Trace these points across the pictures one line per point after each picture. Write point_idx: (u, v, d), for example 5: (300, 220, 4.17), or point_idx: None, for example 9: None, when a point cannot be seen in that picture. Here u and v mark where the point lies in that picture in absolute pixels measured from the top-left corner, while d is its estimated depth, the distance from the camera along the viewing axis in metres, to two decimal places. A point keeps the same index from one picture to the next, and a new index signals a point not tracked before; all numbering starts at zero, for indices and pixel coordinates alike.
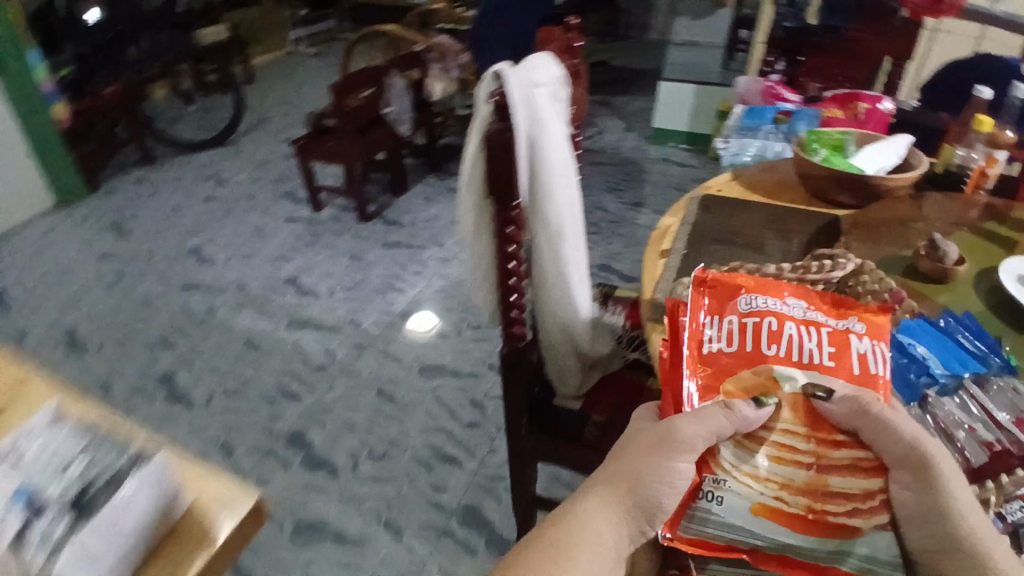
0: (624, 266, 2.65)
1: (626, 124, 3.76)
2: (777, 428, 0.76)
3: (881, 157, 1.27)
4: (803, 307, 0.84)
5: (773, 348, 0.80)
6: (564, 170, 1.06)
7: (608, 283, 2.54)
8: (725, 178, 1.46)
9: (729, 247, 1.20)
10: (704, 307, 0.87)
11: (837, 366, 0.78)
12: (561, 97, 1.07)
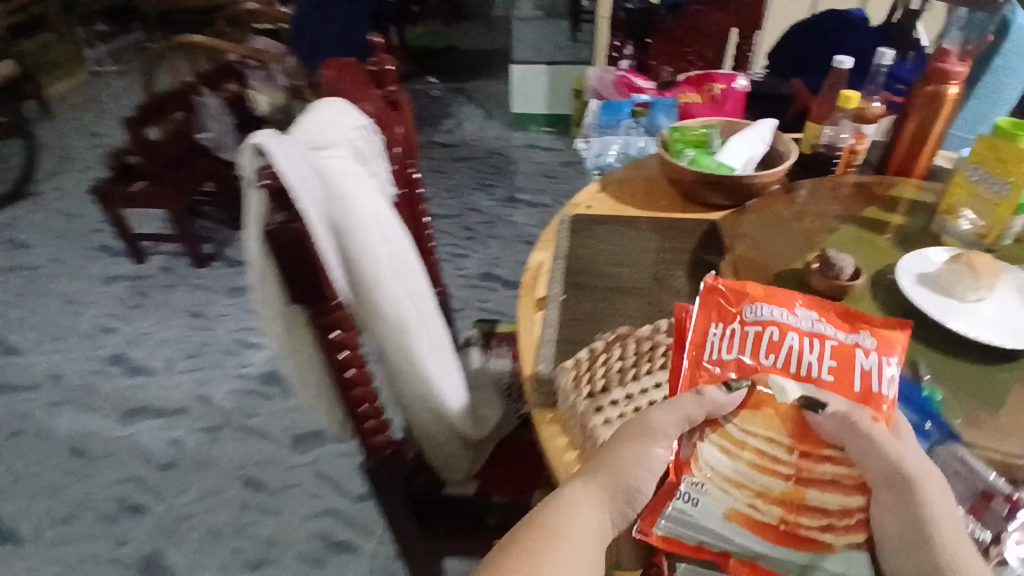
0: (506, 270, 2.48)
1: (486, 112, 3.57)
2: (760, 435, 0.67)
3: (748, 148, 1.19)
4: (814, 320, 0.69)
5: (773, 359, 0.68)
6: (391, 241, 0.79)
7: (489, 294, 2.36)
8: (594, 191, 1.30)
9: (611, 284, 1.03)
10: (711, 312, 0.73)
11: (837, 382, 0.66)
12: (358, 147, 0.79)
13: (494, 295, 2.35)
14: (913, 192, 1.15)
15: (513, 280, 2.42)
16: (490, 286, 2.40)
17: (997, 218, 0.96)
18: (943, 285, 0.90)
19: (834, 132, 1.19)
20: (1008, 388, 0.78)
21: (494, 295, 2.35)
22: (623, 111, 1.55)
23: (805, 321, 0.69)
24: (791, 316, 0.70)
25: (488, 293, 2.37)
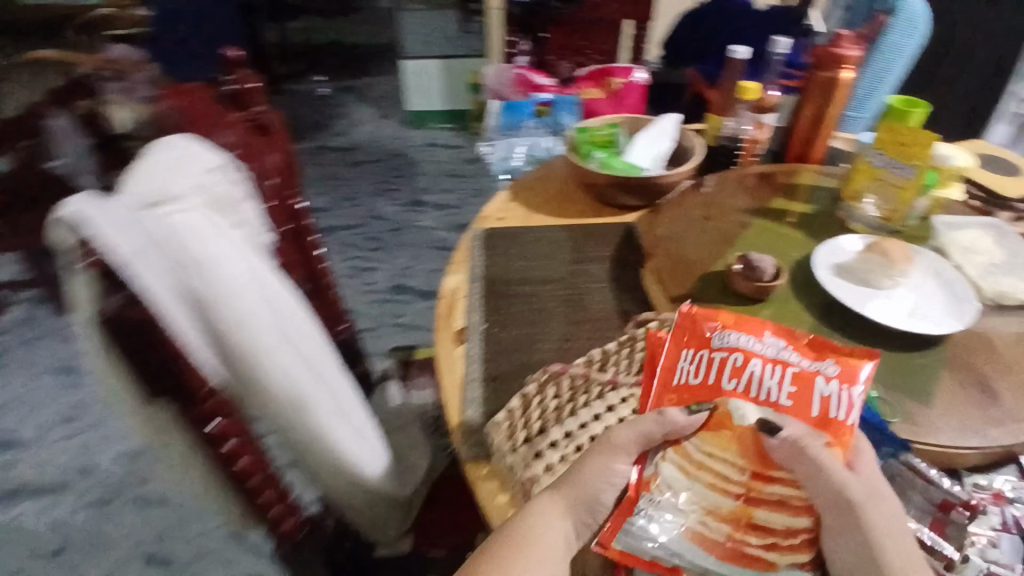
0: (418, 280, 2.33)
1: (379, 110, 3.36)
2: (713, 453, 0.62)
3: (655, 146, 1.17)
4: (782, 345, 0.65)
5: (735, 382, 0.64)
6: (273, 300, 0.68)
7: (403, 308, 2.22)
8: (503, 201, 1.22)
9: (533, 305, 0.95)
10: (683, 337, 0.69)
11: (796, 406, 0.61)
12: (208, 198, 0.65)
13: (409, 309, 2.21)
14: (813, 179, 1.16)
15: (427, 290, 2.29)
16: (404, 299, 2.25)
17: (904, 201, 0.98)
18: (858, 277, 0.90)
19: (735, 124, 1.18)
20: (934, 375, 0.78)
21: (409, 308, 2.21)
22: (524, 112, 1.53)
23: (770, 347, 0.65)
24: (759, 342, 0.65)
25: (402, 307, 2.22)
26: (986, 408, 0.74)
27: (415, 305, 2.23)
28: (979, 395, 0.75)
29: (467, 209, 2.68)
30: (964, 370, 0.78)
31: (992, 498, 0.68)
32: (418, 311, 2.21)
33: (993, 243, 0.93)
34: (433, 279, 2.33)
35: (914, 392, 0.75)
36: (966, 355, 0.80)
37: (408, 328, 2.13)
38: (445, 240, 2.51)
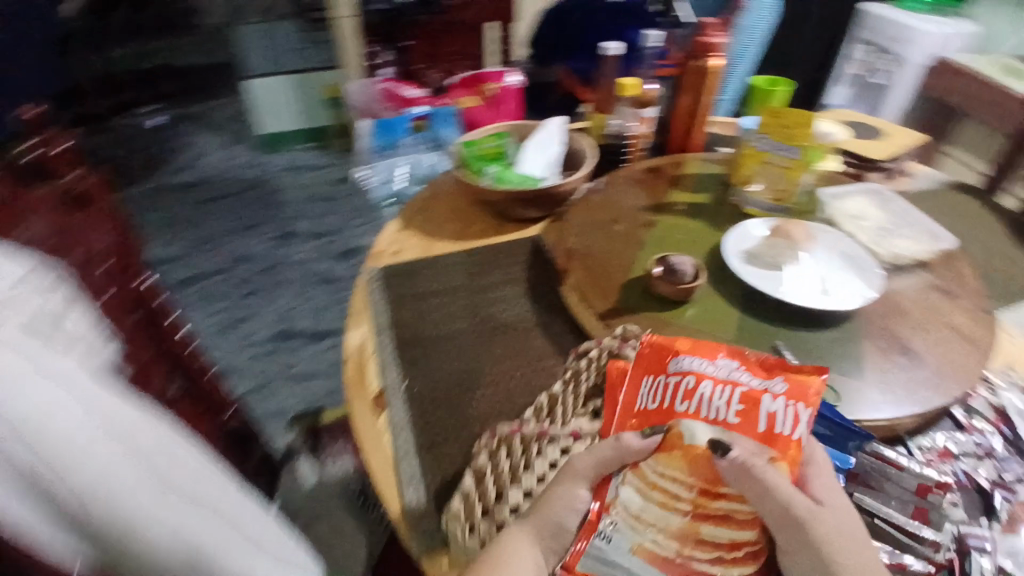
0: (307, 320, 2.10)
1: (226, 136, 3.00)
2: (663, 472, 0.56)
3: (545, 154, 1.11)
4: (736, 366, 0.61)
5: (684, 404, 0.59)
6: (159, 459, 0.52)
7: (295, 356, 1.99)
8: (394, 231, 1.11)
9: (453, 347, 0.86)
10: (645, 362, 0.65)
11: (744, 424, 0.56)
12: (14, 320, 0.47)
13: (303, 355, 1.98)
14: (702, 167, 1.16)
15: (319, 329, 2.07)
16: (296, 345, 2.02)
17: (793, 180, 0.97)
18: (767, 261, 0.88)
19: (618, 120, 1.15)
20: (865, 348, 0.78)
21: (302, 355, 1.99)
22: (401, 129, 1.43)
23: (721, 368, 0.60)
24: (713, 363, 0.61)
25: (294, 355, 1.99)
26: (914, 370, 0.74)
27: (309, 350, 2.00)
28: (904, 358, 0.76)
29: (346, 232, 2.46)
30: (890, 339, 0.79)
31: (940, 459, 0.68)
32: (313, 355, 1.98)
33: (874, 209, 0.98)
34: (323, 317, 2.11)
35: (851, 372, 0.74)
36: (881, 320, 0.81)
37: (306, 377, 1.91)
38: (329, 271, 2.29)
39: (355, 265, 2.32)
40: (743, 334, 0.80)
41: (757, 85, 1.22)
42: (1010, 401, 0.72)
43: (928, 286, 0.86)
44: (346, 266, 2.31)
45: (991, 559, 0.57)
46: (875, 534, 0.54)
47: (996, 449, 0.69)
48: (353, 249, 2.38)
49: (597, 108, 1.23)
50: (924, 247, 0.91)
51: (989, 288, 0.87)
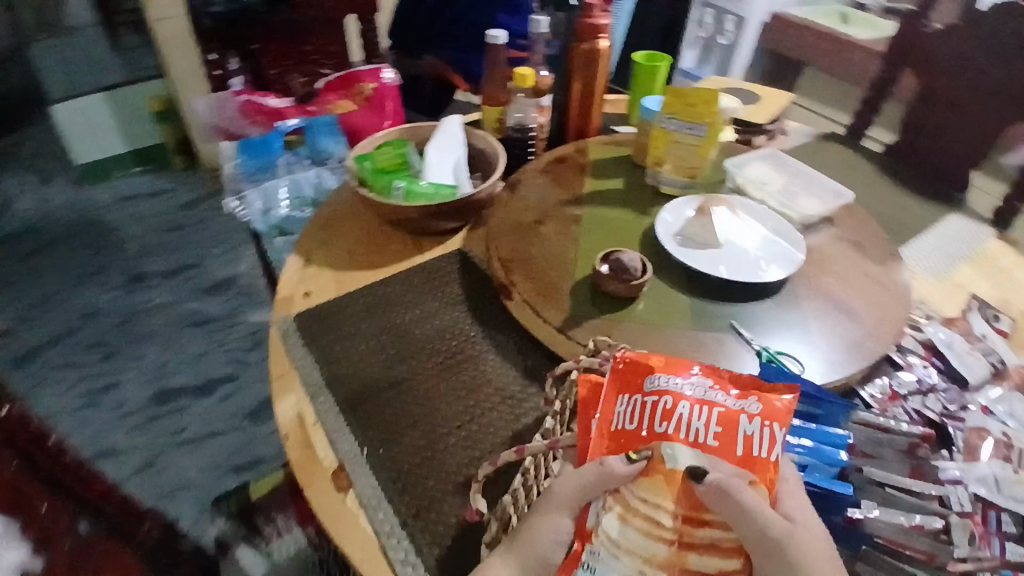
0: (186, 374, 1.83)
1: (30, 171, 2.49)
2: (645, 498, 0.50)
3: (448, 157, 1.01)
4: (712, 383, 0.54)
5: (663, 425, 0.51)
6: None
7: (181, 418, 1.72)
8: (296, 269, 0.97)
9: (406, 391, 0.77)
10: (618, 376, 0.56)
11: (722, 449, 0.50)
12: None
13: (191, 415, 1.72)
14: (608, 150, 1.15)
15: (203, 381, 1.81)
16: (180, 405, 1.75)
17: (704, 155, 0.97)
18: (699, 242, 0.88)
19: (518, 114, 1.10)
20: (806, 308, 0.81)
21: (189, 414, 1.73)
22: (275, 146, 1.25)
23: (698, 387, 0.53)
24: (690, 379, 0.54)
25: (180, 417, 1.72)
26: (853, 325, 0.79)
27: (197, 407, 1.75)
28: (841, 314, 0.80)
29: (210, 263, 2.17)
30: (823, 296, 0.83)
31: (891, 402, 0.72)
32: (203, 412, 1.73)
33: (773, 171, 1.02)
34: (205, 365, 1.85)
35: (803, 338, 0.77)
36: (813, 280, 0.85)
37: (201, 439, 1.67)
38: (200, 312, 2.01)
39: (229, 299, 2.05)
40: (699, 319, 0.79)
41: (637, 63, 1.22)
42: (933, 335, 0.79)
43: (838, 240, 0.93)
44: (219, 301, 2.04)
45: (966, 489, 0.60)
46: (888, 501, 0.56)
47: (935, 382, 0.74)
48: (223, 281, 2.10)
49: (485, 100, 1.15)
50: (831, 203, 0.95)
51: (884, 233, 0.96)
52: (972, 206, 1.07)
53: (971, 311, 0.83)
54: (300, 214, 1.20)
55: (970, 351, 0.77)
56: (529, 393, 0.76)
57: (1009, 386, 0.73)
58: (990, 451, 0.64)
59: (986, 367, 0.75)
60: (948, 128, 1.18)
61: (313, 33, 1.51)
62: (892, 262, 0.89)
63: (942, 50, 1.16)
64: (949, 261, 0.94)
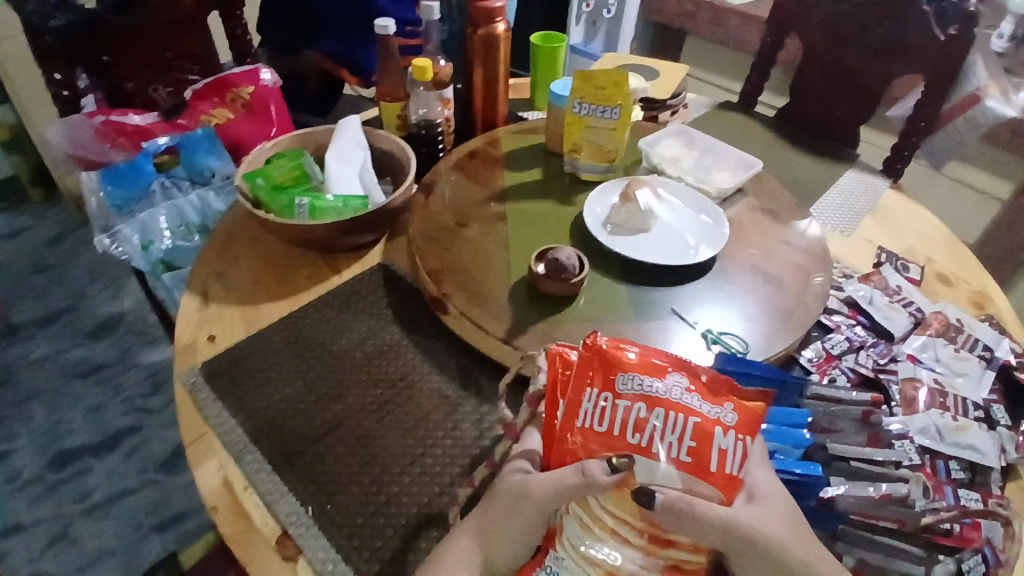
0: (81, 433, 1.60)
1: None
2: (613, 512, 0.48)
3: (350, 166, 0.92)
4: (685, 382, 0.50)
5: (634, 436, 0.48)
6: None
7: (82, 483, 1.51)
8: (194, 310, 0.85)
9: (344, 433, 0.69)
10: (586, 370, 0.51)
11: (692, 463, 0.47)
12: None
13: (95, 477, 1.51)
14: (520, 140, 1.10)
15: (103, 437, 1.59)
16: (79, 469, 1.53)
17: (618, 139, 0.95)
18: (629, 229, 0.87)
19: (422, 108, 1.02)
20: (737, 281, 0.82)
21: (91, 477, 1.52)
22: (145, 170, 1.10)
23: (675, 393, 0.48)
24: (664, 378, 0.50)
25: (81, 482, 1.51)
26: (783, 293, 0.80)
27: (100, 467, 1.53)
28: (771, 285, 0.82)
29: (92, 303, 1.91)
30: (746, 264, 0.85)
31: (828, 364, 0.76)
32: (110, 471, 1.53)
33: (685, 147, 1.02)
34: (101, 420, 1.62)
35: (741, 315, 0.77)
36: (738, 251, 0.87)
37: (113, 501, 1.47)
38: (85, 360, 1.76)
39: (119, 342, 1.82)
40: (639, 308, 0.78)
41: (536, 44, 1.18)
42: (855, 293, 0.84)
43: (756, 209, 0.95)
44: (106, 346, 1.80)
45: (915, 443, 0.66)
46: (854, 474, 0.60)
47: (864, 338, 0.79)
48: (108, 321, 1.86)
49: (380, 96, 1.05)
50: (743, 173, 0.97)
51: (793, 197, 1.00)
52: (862, 161, 1.14)
53: (884, 265, 0.90)
54: (185, 244, 1.07)
55: (891, 304, 0.83)
56: (482, 413, 0.71)
57: (930, 333, 0.79)
58: (928, 403, 0.70)
59: (907, 318, 0.81)
60: (832, 89, 1.25)
61: (172, 34, 1.33)
62: (805, 225, 0.92)
63: (824, 14, 1.21)
64: (851, 219, 1.00)
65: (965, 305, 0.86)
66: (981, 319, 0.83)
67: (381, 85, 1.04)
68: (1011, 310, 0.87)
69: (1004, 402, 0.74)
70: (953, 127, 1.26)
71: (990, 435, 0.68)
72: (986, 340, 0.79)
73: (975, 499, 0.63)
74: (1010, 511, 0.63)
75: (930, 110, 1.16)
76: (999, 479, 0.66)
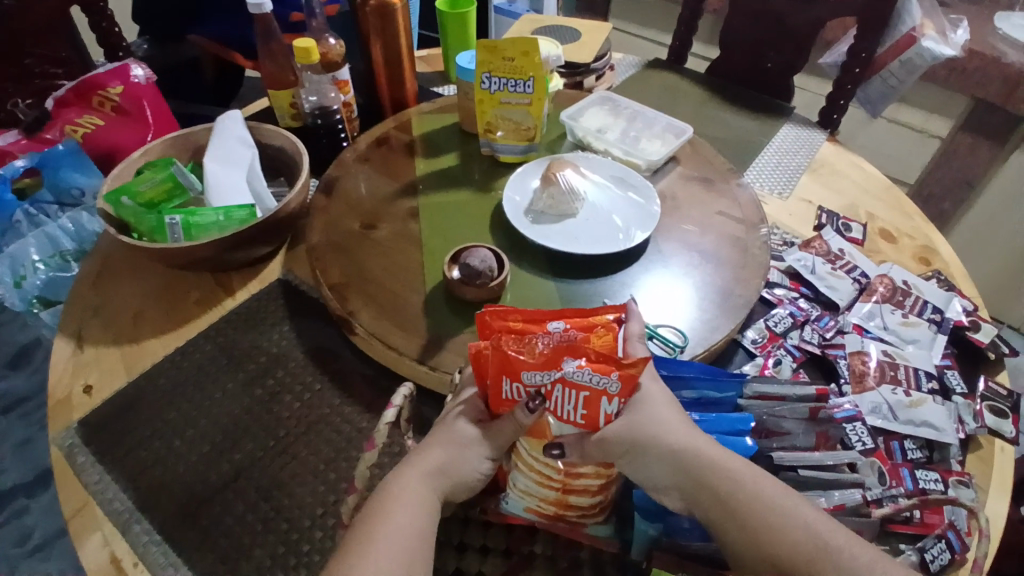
0: (9, 473, 1.14)
1: None
2: (531, 460, 0.48)
3: (231, 169, 0.80)
4: (580, 360, 0.44)
5: (538, 404, 0.46)
6: None
7: (15, 531, 1.08)
8: (67, 357, 0.71)
9: (252, 484, 0.60)
10: (493, 360, 0.46)
11: (590, 422, 0.46)
12: None
13: (32, 520, 1.10)
14: (433, 120, 1.00)
15: (35, 475, 1.15)
16: (9, 513, 1.10)
17: (536, 116, 0.86)
18: (554, 215, 0.79)
19: (313, 95, 0.90)
20: (665, 266, 0.75)
21: (23, 522, 1.09)
22: (4, 198, 1.02)
23: (575, 374, 0.44)
24: (558, 365, 0.44)
25: (16, 529, 1.08)
26: (723, 269, 0.75)
27: (38, 509, 1.11)
28: (707, 263, 0.75)
29: (10, 313, 1.32)
30: (678, 238, 0.79)
31: (772, 344, 0.71)
32: (54, 507, 1.11)
33: (611, 116, 0.94)
34: (24, 456, 1.16)
35: (676, 297, 0.71)
36: (671, 227, 0.81)
37: (57, 545, 1.07)
38: None
39: (42, 371, 1.27)
40: (569, 305, 0.70)
41: (442, 12, 1.06)
42: (797, 262, 0.79)
43: (687, 178, 0.88)
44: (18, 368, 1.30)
45: (866, 424, 0.62)
46: (802, 485, 0.53)
47: (808, 311, 0.75)
48: (21, 350, 1.28)
49: (269, 83, 0.92)
50: (674, 141, 0.90)
51: (727, 160, 0.93)
52: (797, 113, 1.08)
53: (825, 228, 0.85)
54: (61, 275, 0.99)
55: (833, 272, 0.79)
56: (400, 446, 0.62)
57: (876, 299, 0.75)
58: (879, 377, 0.67)
59: (850, 285, 0.77)
60: (764, 39, 1.18)
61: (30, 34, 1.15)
62: (741, 190, 0.86)
63: None
64: (789, 178, 0.94)
65: (911, 262, 0.82)
66: (928, 277, 0.79)
67: (267, 73, 0.91)
68: (957, 263, 0.83)
69: (957, 367, 0.72)
70: (887, 72, 1.15)
71: (947, 408, 0.64)
72: (935, 302, 0.75)
73: (935, 480, 0.59)
74: (972, 489, 0.59)
75: (864, 55, 1.10)
76: (958, 452, 0.62)
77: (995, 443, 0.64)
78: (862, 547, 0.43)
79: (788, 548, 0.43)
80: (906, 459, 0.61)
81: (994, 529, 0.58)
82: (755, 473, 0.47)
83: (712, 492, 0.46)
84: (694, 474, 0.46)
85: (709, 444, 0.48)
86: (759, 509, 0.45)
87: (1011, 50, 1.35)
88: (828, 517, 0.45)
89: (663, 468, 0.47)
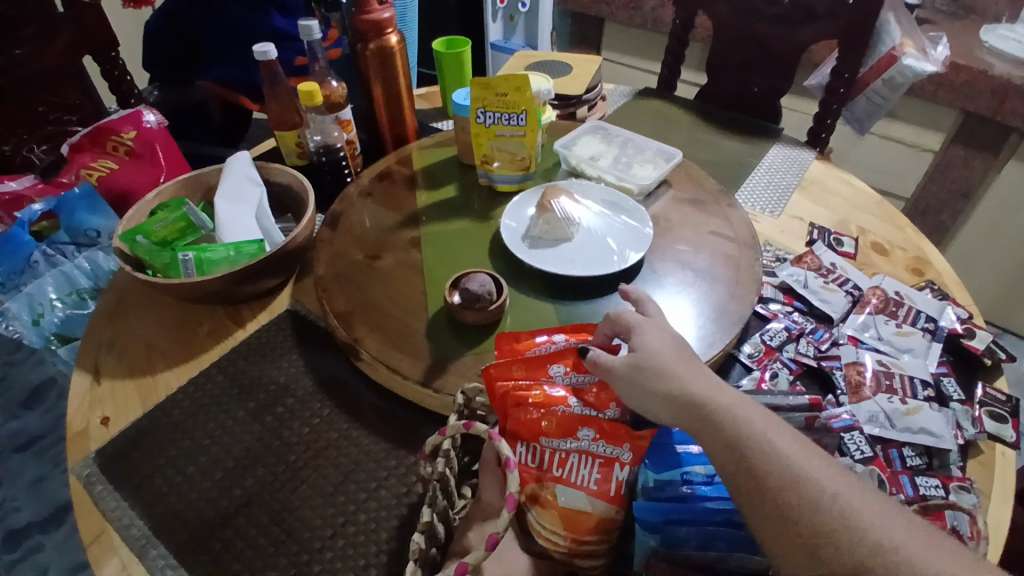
0: (23, 511, 1.15)
1: None
2: (542, 521, 0.52)
3: (243, 211, 0.84)
4: (594, 433, 0.53)
5: (554, 468, 0.53)
6: None
7: (30, 570, 1.08)
8: (84, 391, 0.74)
9: (266, 509, 0.61)
10: (517, 430, 0.54)
11: (603, 491, 0.51)
12: None
13: (45, 557, 1.09)
14: (433, 154, 1.04)
15: (48, 512, 1.15)
16: (24, 551, 1.10)
17: (530, 146, 0.89)
18: (550, 239, 0.82)
19: (318, 134, 0.94)
20: (661, 291, 0.76)
21: (37, 559, 1.09)
22: (22, 240, 1.08)
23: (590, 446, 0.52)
24: (575, 434, 0.53)
25: (29, 568, 1.08)
26: (717, 287, 0.76)
27: (52, 546, 1.11)
28: (702, 280, 0.78)
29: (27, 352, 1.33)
30: (670, 257, 0.81)
31: (768, 357, 0.72)
32: (68, 541, 1.11)
33: (604, 144, 0.98)
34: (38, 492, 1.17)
35: (678, 319, 0.72)
36: (663, 246, 0.83)
37: None
38: (11, 436, 1.24)
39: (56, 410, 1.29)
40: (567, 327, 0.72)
41: (439, 53, 1.11)
42: (789, 277, 0.82)
43: (679, 200, 0.91)
44: (41, 415, 1.28)
45: (863, 434, 0.64)
46: None
47: (802, 325, 0.77)
48: (35, 388, 1.29)
49: (275, 124, 0.96)
50: (664, 165, 0.93)
51: (718, 182, 0.96)
52: (785, 134, 1.11)
53: (816, 243, 0.87)
54: (79, 312, 1.06)
55: (825, 286, 0.81)
56: (407, 467, 0.64)
57: (869, 311, 0.77)
58: (874, 387, 0.68)
59: (843, 298, 0.79)
60: (749, 64, 1.22)
61: (50, 86, 1.21)
62: (732, 210, 0.89)
63: None
64: (779, 197, 0.97)
65: (904, 274, 0.84)
66: (922, 287, 0.81)
67: (272, 114, 0.95)
68: (951, 274, 0.84)
69: (954, 374, 0.73)
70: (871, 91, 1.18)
71: (943, 415, 0.65)
72: (929, 311, 0.77)
73: (936, 486, 0.59)
74: (974, 494, 0.59)
75: (848, 75, 1.13)
76: (958, 458, 0.62)
77: (995, 447, 0.64)
78: (844, 481, 0.43)
79: (769, 469, 0.44)
80: (908, 467, 0.62)
81: (998, 533, 0.57)
82: (796, 451, 0.45)
83: (702, 413, 0.48)
84: (685, 396, 0.49)
85: (703, 380, 0.50)
86: (745, 432, 0.46)
87: (996, 62, 1.39)
88: (874, 500, 0.43)
89: (662, 403, 0.50)
